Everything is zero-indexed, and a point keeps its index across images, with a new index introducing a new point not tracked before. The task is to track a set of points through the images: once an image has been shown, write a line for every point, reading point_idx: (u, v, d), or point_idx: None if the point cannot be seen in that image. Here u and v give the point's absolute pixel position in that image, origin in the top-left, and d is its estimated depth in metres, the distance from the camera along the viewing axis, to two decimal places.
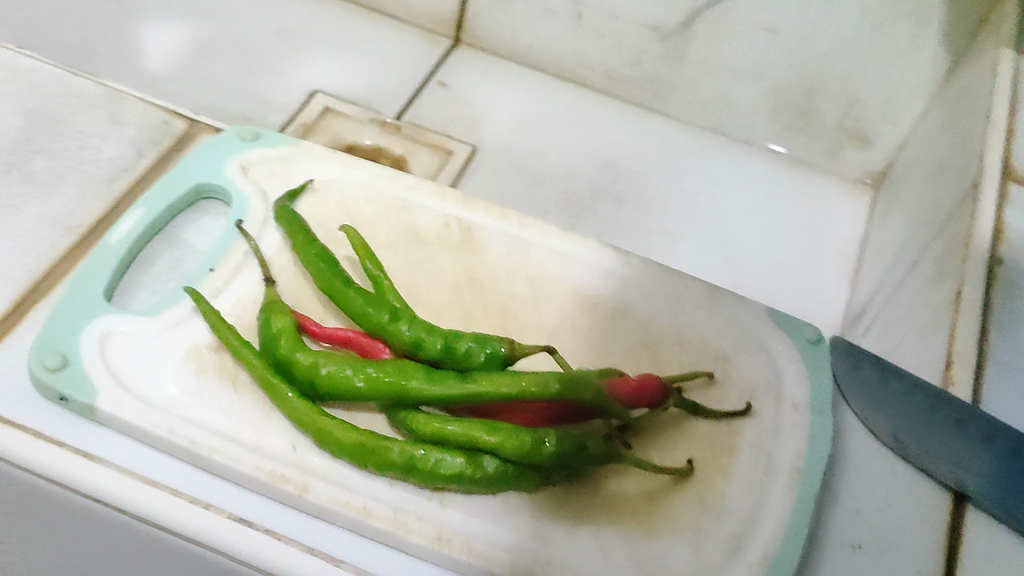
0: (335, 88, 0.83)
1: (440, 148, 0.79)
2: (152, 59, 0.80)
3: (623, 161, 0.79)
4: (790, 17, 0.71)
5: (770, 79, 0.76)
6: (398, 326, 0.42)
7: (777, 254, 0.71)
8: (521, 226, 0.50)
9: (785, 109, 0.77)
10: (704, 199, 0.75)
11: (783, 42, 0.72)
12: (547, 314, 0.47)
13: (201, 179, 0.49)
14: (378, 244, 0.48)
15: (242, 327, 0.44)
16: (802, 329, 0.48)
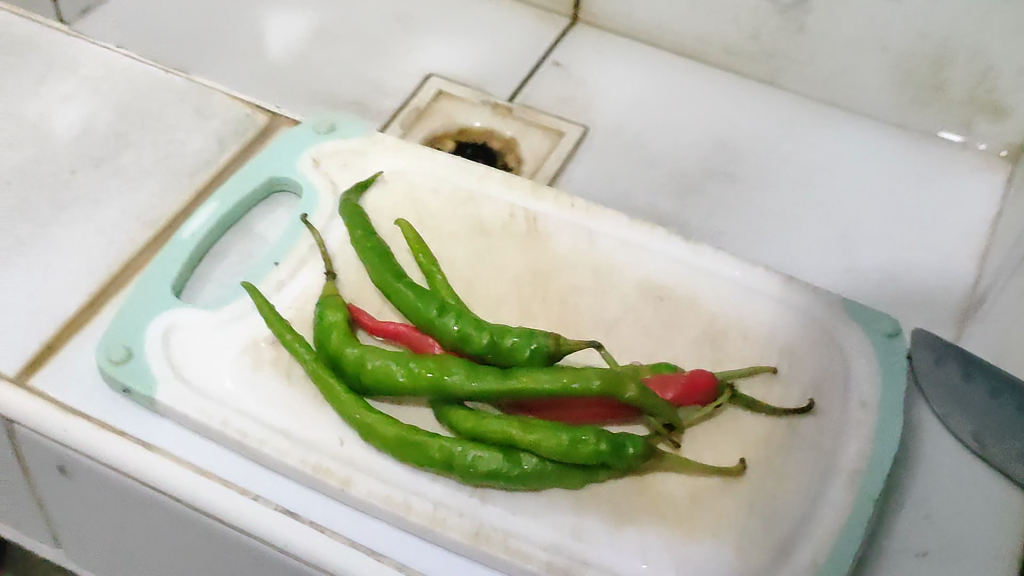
0: (448, 71, 0.82)
1: (552, 130, 0.77)
2: (272, 48, 0.82)
3: (738, 139, 0.75)
4: None
5: (894, 49, 0.70)
6: (446, 321, 0.42)
7: (898, 232, 0.67)
8: (589, 216, 0.49)
9: (912, 81, 0.71)
10: (823, 178, 0.71)
11: (906, 10, 0.67)
12: (609, 306, 0.46)
13: (273, 172, 0.50)
14: (442, 235, 0.48)
15: (300, 320, 0.45)
16: (879, 321, 0.46)
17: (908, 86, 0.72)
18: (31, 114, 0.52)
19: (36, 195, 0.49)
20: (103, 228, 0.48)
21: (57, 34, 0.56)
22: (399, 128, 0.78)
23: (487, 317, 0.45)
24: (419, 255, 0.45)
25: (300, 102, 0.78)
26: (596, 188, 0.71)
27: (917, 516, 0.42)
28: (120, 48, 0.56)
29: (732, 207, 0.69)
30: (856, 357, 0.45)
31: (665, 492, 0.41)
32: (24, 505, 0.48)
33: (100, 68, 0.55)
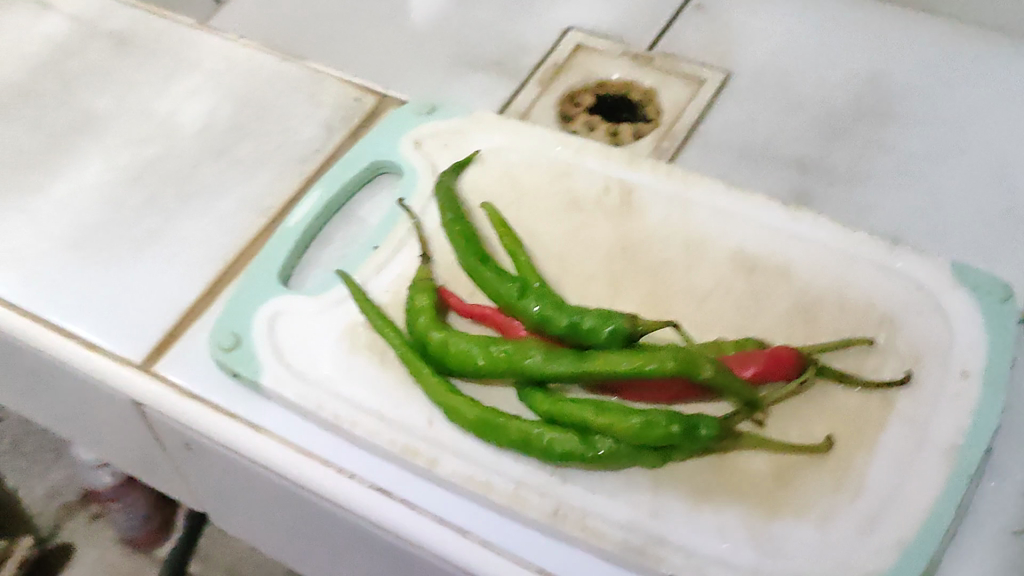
0: (587, 25, 0.84)
1: (692, 78, 0.79)
2: (418, 13, 0.86)
3: (891, 75, 0.76)
4: None
5: None
6: (526, 303, 0.43)
7: None
8: (685, 184, 0.49)
9: None
10: (978, 114, 0.72)
11: None
12: (699, 279, 0.46)
13: (376, 156, 0.51)
14: (537, 210, 0.49)
15: (393, 302, 0.46)
16: (991, 286, 0.44)
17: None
18: (160, 111, 0.55)
19: (162, 188, 0.52)
20: (219, 220, 0.50)
21: (186, 29, 0.60)
22: (538, 85, 0.80)
23: (577, 294, 0.46)
24: (504, 237, 0.46)
25: (443, 67, 0.81)
26: (734, 136, 0.74)
27: (1019, 493, 0.40)
28: (243, 39, 0.59)
29: (870, 145, 0.71)
30: (959, 322, 0.43)
31: (747, 471, 0.40)
32: (167, 473, 0.52)
33: (222, 61, 0.58)
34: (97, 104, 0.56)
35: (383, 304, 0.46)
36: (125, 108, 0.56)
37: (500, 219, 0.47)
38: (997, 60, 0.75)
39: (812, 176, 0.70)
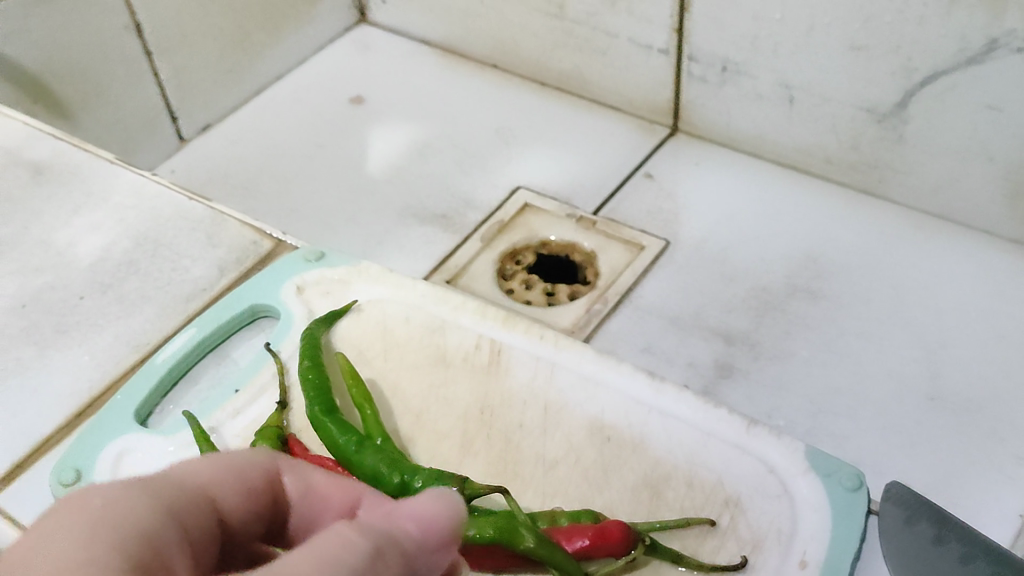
0: (537, 185, 0.86)
1: (632, 244, 0.79)
2: (375, 164, 0.89)
3: (828, 254, 0.77)
4: (1007, 88, 0.66)
5: (998, 161, 0.70)
6: (362, 457, 0.43)
7: (1000, 367, 0.66)
8: (555, 348, 0.50)
9: (1017, 192, 0.71)
10: (919, 294, 0.72)
11: (1010, 121, 0.67)
12: (551, 447, 0.46)
13: (258, 300, 0.53)
14: (403, 364, 0.50)
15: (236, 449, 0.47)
16: (840, 474, 0.44)
17: (1019, 198, 0.71)
18: (60, 241, 0.57)
19: (42, 319, 0.53)
20: (94, 352, 0.51)
21: (106, 163, 0.62)
22: (479, 241, 0.81)
23: (427, 452, 0.46)
24: (352, 389, 0.47)
25: (390, 214, 0.83)
26: (666, 304, 0.74)
27: None
28: (152, 175, 0.60)
29: (798, 323, 0.72)
30: (806, 510, 0.43)
31: None
32: None
33: (130, 196, 0.60)
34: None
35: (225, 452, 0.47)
36: (27, 238, 0.57)
37: (350, 369, 0.48)
38: (946, 240, 0.76)
39: (738, 348, 0.70)
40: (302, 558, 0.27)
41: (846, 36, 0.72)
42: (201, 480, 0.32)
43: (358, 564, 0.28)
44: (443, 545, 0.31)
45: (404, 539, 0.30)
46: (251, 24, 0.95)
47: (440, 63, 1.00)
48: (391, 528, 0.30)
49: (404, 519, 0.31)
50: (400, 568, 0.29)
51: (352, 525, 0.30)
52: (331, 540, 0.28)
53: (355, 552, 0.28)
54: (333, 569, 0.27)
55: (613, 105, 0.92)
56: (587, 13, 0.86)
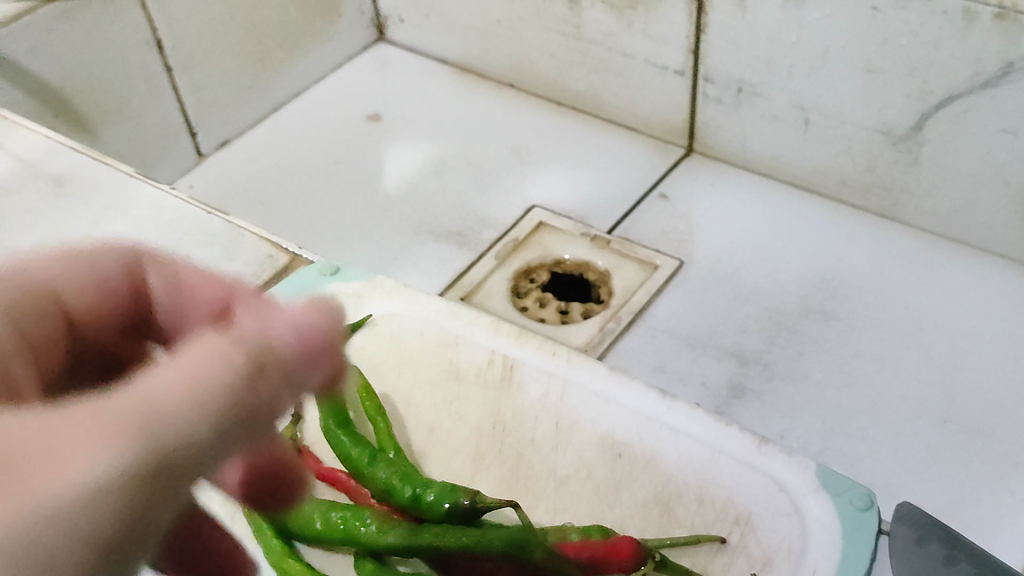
0: (552, 203, 0.86)
1: (646, 263, 0.80)
2: (391, 181, 0.90)
3: (842, 276, 0.77)
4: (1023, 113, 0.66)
5: (1013, 184, 0.70)
6: (375, 469, 0.44)
7: (1014, 390, 0.66)
8: (567, 364, 0.50)
9: None
10: (933, 317, 0.72)
11: None
12: (563, 463, 0.46)
13: (272, 314, 0.54)
14: (416, 379, 0.51)
15: None
16: (851, 493, 0.44)
17: None
18: None
19: None
20: None
21: (126, 177, 0.62)
22: (494, 259, 0.81)
23: (439, 467, 0.47)
24: (365, 401, 0.48)
25: (406, 232, 0.84)
26: (679, 324, 0.74)
27: None
28: (169, 187, 0.61)
29: (811, 344, 0.72)
30: (816, 529, 0.43)
31: None
32: None
33: (149, 210, 0.60)
34: (20, 244, 0.59)
35: None
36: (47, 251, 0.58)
37: (363, 382, 0.48)
38: (960, 263, 0.76)
39: (751, 369, 0.71)
40: (177, 378, 0.27)
41: (861, 59, 0.72)
42: (49, 281, 0.37)
43: (235, 384, 0.28)
44: (322, 356, 0.30)
45: (279, 351, 0.29)
46: (271, 42, 0.95)
47: (457, 82, 1.01)
48: (265, 334, 0.29)
49: (278, 327, 0.30)
50: (282, 381, 0.29)
51: (228, 338, 0.29)
52: (205, 355, 0.28)
53: (227, 371, 0.28)
54: (206, 386, 0.27)
55: (628, 125, 0.92)
56: (603, 34, 0.87)
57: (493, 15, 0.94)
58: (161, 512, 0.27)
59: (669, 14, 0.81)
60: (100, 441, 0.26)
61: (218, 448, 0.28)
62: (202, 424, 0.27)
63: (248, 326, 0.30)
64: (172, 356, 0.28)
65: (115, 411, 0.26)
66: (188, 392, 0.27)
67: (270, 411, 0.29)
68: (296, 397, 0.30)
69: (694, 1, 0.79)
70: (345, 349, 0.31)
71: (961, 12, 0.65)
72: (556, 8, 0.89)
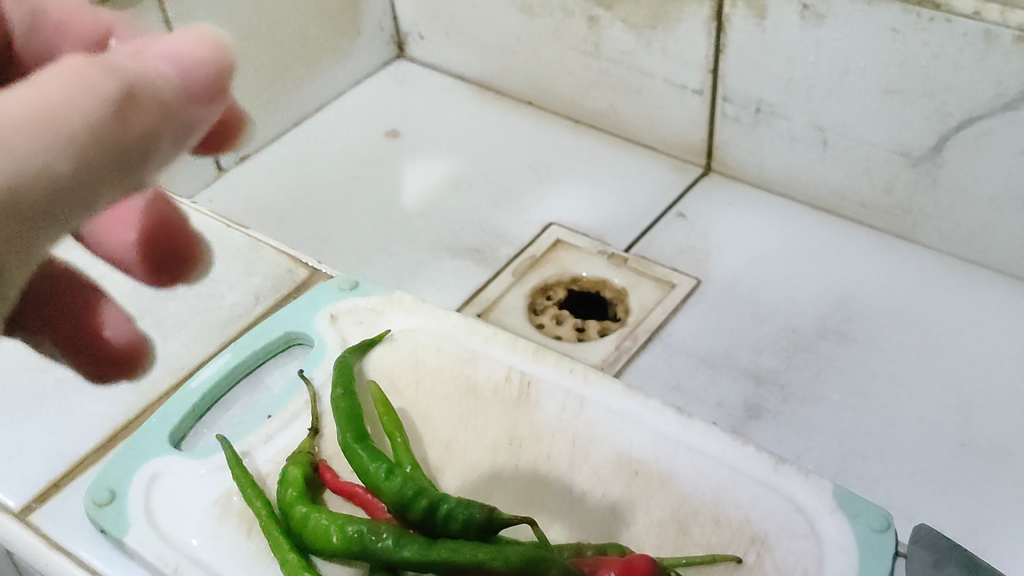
0: (569, 221, 0.86)
1: (663, 281, 0.80)
2: (409, 197, 0.90)
3: (860, 297, 0.76)
4: None
5: None
6: (391, 482, 0.44)
7: None
8: (584, 382, 0.50)
9: None
10: (951, 339, 0.72)
11: None
12: (579, 480, 0.46)
13: (292, 326, 0.55)
14: (434, 394, 0.51)
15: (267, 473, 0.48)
16: (868, 515, 0.43)
17: None
18: None
19: None
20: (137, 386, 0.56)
21: None
22: (511, 275, 0.81)
23: (456, 481, 0.47)
24: (383, 416, 0.48)
25: (424, 248, 0.84)
26: (696, 343, 0.74)
27: None
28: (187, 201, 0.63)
29: (828, 365, 0.72)
30: (833, 550, 0.43)
31: None
32: None
33: None
34: None
35: (255, 475, 0.48)
36: None
37: (381, 397, 0.49)
38: (979, 286, 0.75)
39: (768, 389, 0.70)
40: (42, 97, 0.29)
41: (881, 80, 0.72)
42: None
43: (106, 110, 0.30)
44: (204, 97, 0.33)
45: (158, 86, 0.31)
46: (293, 58, 0.96)
47: (476, 99, 1.01)
48: (144, 71, 0.31)
49: (156, 60, 0.32)
50: (160, 118, 0.32)
51: (104, 63, 0.31)
52: (70, 78, 0.30)
53: (98, 96, 0.30)
54: (69, 112, 0.29)
55: (646, 143, 0.92)
56: (621, 52, 0.87)
57: (513, 33, 0.95)
58: (20, 234, 0.30)
59: (688, 33, 0.81)
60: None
61: (82, 178, 0.30)
62: (62, 150, 0.29)
63: (128, 59, 0.32)
64: (35, 74, 0.30)
65: None
66: (48, 116, 0.29)
67: (145, 148, 0.32)
68: (178, 139, 0.33)
69: (713, 21, 0.79)
70: (233, 86, 0.34)
71: (981, 34, 0.65)
72: (575, 26, 0.89)
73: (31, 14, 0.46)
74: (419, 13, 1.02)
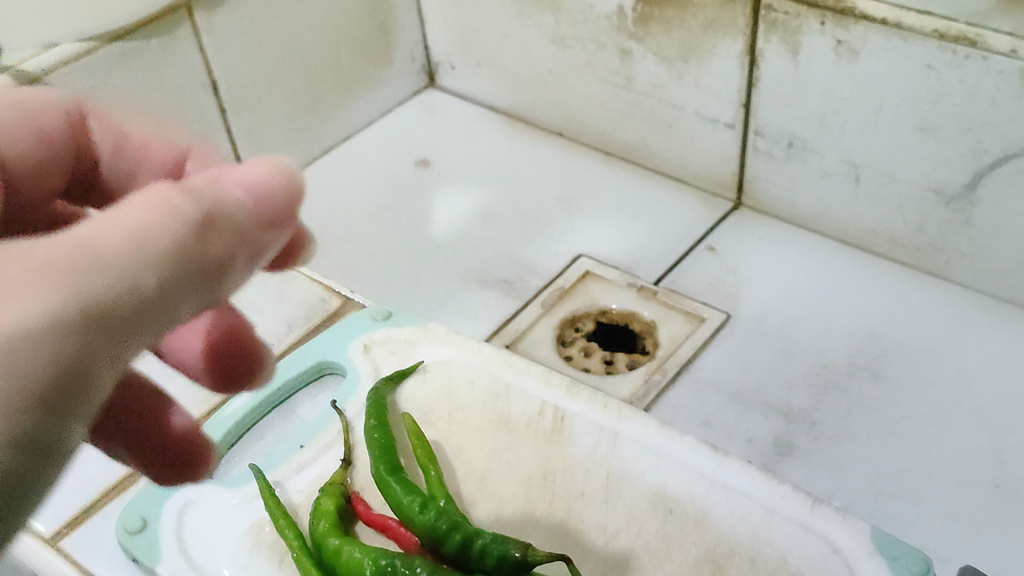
0: (599, 253, 0.86)
1: (693, 315, 0.79)
2: (438, 227, 0.90)
3: (892, 334, 0.76)
4: None
5: None
6: (425, 516, 0.44)
7: None
8: (618, 417, 0.50)
9: None
10: (985, 379, 0.71)
11: None
12: (613, 517, 0.46)
13: (325, 356, 0.55)
14: (467, 428, 0.51)
15: (299, 504, 0.48)
16: (907, 558, 0.43)
17: None
18: None
19: None
20: None
21: None
22: (539, 306, 0.81)
23: (489, 517, 0.46)
24: (417, 449, 0.48)
25: (453, 278, 0.84)
26: (726, 378, 0.74)
27: None
28: None
29: (860, 403, 0.71)
30: None
31: None
32: None
33: None
34: None
35: (287, 505, 0.48)
36: None
37: (415, 429, 0.48)
38: (1013, 325, 0.75)
39: (799, 426, 0.70)
40: (144, 216, 0.32)
41: (915, 117, 0.72)
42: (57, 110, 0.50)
43: (194, 228, 0.33)
44: (273, 220, 0.37)
45: (234, 209, 0.35)
46: (325, 86, 0.96)
47: (506, 129, 1.02)
48: (222, 195, 0.35)
49: (233, 188, 0.36)
50: (237, 238, 0.35)
51: (187, 190, 0.34)
52: (160, 200, 0.33)
53: (185, 215, 0.33)
54: (163, 230, 0.32)
55: (676, 176, 0.92)
56: (653, 85, 0.88)
57: (544, 64, 0.95)
58: (123, 343, 0.32)
59: (721, 67, 0.81)
60: (70, 266, 0.31)
61: (177, 291, 0.33)
62: (162, 261, 0.32)
63: (206, 186, 0.35)
64: (132, 199, 0.33)
65: (77, 246, 0.31)
66: (141, 235, 0.32)
67: (226, 266, 0.35)
68: (253, 260, 0.36)
69: (746, 55, 0.79)
70: (296, 212, 0.38)
71: (1017, 72, 0.64)
72: (607, 59, 0.89)
73: (115, 140, 0.53)
74: (450, 43, 1.03)
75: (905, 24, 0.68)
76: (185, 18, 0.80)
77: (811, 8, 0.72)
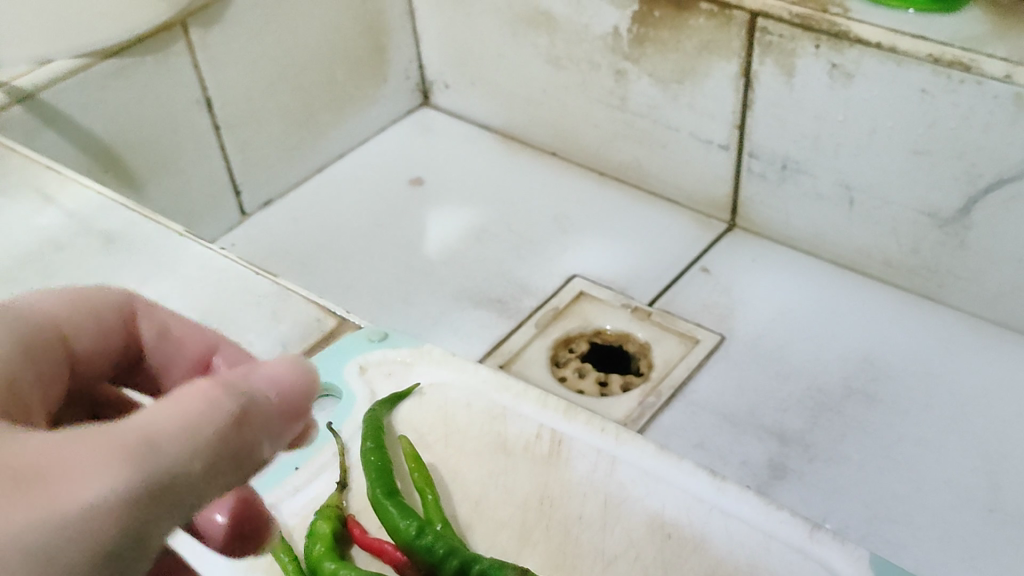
0: (593, 273, 0.86)
1: (687, 336, 0.79)
2: (432, 245, 0.90)
3: (886, 358, 0.76)
4: None
5: None
6: (423, 541, 0.43)
7: None
8: (616, 443, 0.49)
9: None
10: (979, 403, 0.71)
11: None
12: (611, 541, 0.45)
13: (320, 377, 0.53)
14: (464, 452, 0.50)
15: (293, 528, 0.47)
16: None
17: None
18: None
19: None
20: None
21: (174, 235, 0.62)
22: (533, 326, 0.81)
23: (487, 543, 0.45)
24: (414, 472, 0.47)
25: (447, 297, 0.84)
26: (721, 400, 0.74)
27: None
28: (214, 244, 0.62)
29: (855, 427, 0.71)
30: None
31: None
32: None
33: (198, 269, 0.60)
34: None
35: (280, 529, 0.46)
36: None
37: (412, 453, 0.48)
38: (1007, 349, 0.75)
39: (793, 449, 0.70)
40: (177, 415, 0.28)
41: (910, 140, 0.72)
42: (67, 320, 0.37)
43: (226, 434, 0.29)
44: (294, 413, 0.32)
45: (264, 404, 0.31)
46: (318, 103, 0.96)
47: (500, 149, 1.02)
48: (254, 388, 0.31)
49: (261, 381, 0.31)
50: (266, 432, 0.31)
51: (221, 381, 0.30)
52: (196, 396, 0.29)
53: (217, 423, 0.29)
54: (199, 429, 0.28)
55: (670, 198, 0.92)
56: (647, 106, 0.88)
57: (539, 84, 0.95)
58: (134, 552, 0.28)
59: (716, 88, 0.82)
60: (82, 480, 0.26)
61: (206, 489, 0.29)
62: (196, 459, 0.28)
63: (234, 374, 0.31)
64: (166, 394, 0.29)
65: (113, 439, 0.27)
66: (178, 436, 0.28)
67: (250, 462, 0.31)
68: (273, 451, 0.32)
69: (741, 77, 0.79)
70: (311, 407, 0.33)
71: (1013, 97, 0.64)
72: (602, 79, 0.89)
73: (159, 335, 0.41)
74: (446, 63, 1.03)
75: (899, 48, 0.68)
76: (180, 35, 0.80)
77: (805, 30, 0.72)
